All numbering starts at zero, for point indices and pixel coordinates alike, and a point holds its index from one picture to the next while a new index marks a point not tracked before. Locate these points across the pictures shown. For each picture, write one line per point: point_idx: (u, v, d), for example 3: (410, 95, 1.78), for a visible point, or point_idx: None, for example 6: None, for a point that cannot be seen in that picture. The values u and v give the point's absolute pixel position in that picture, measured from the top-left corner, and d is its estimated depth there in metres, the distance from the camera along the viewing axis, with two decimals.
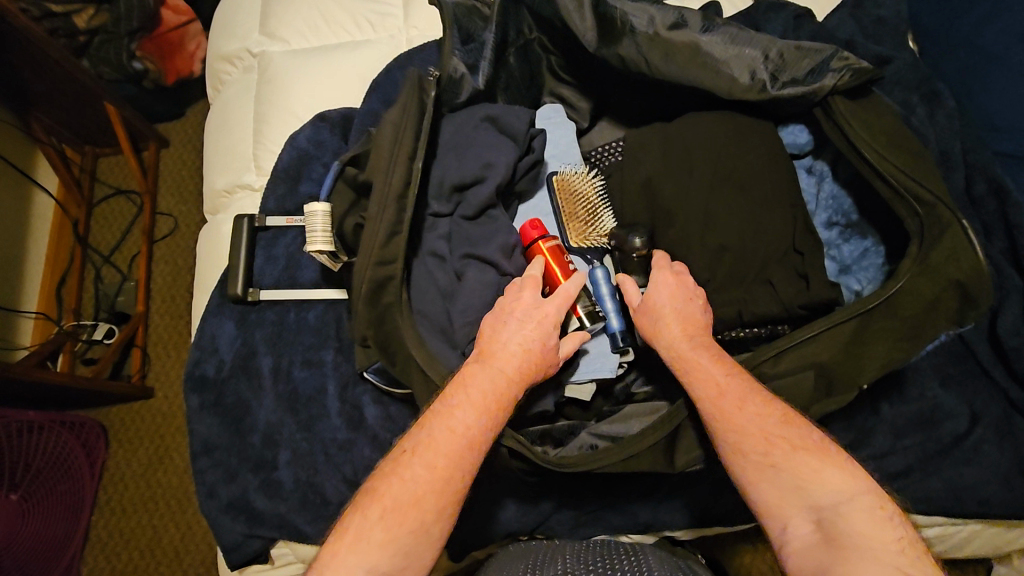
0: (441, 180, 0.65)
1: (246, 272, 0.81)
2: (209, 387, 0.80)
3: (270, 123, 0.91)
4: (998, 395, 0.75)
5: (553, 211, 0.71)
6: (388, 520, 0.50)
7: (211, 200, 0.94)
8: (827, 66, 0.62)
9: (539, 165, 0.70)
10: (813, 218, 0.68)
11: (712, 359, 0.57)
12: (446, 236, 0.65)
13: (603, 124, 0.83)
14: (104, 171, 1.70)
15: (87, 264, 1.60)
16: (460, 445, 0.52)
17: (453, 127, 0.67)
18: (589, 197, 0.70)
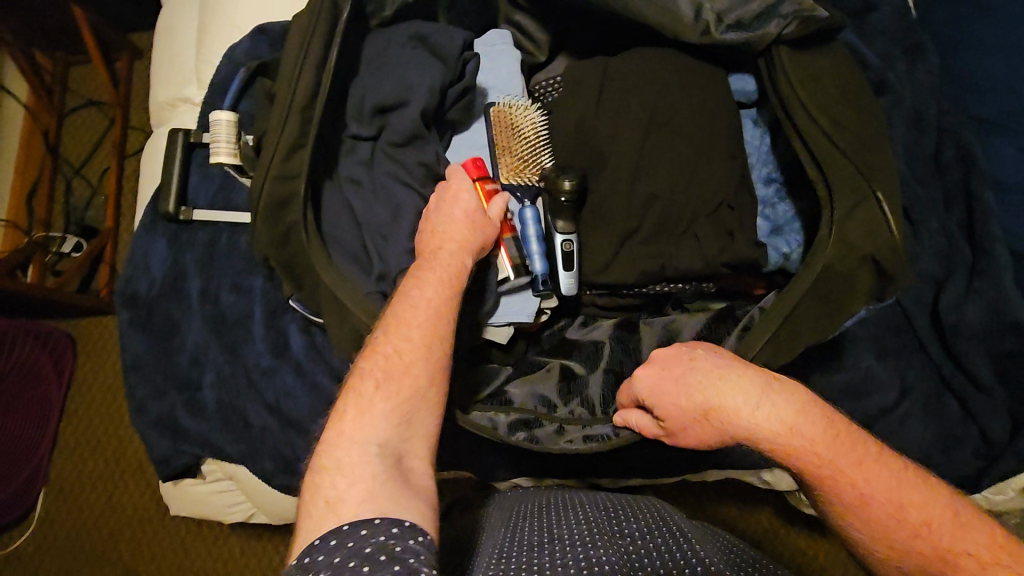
0: (360, 101, 0.60)
1: (179, 190, 0.79)
2: (141, 304, 0.80)
3: (211, 32, 0.86)
4: (933, 371, 0.73)
5: (489, 145, 0.67)
6: (382, 392, 0.47)
7: (154, 114, 0.91)
8: (776, 8, 0.56)
9: (472, 92, 0.65)
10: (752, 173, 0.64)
11: (846, 457, 0.46)
12: (366, 161, 0.62)
13: (561, 59, 0.78)
14: (76, 80, 1.65)
15: (58, 176, 1.59)
16: (432, 312, 0.51)
17: (379, 44, 0.62)
18: (526, 133, 0.67)
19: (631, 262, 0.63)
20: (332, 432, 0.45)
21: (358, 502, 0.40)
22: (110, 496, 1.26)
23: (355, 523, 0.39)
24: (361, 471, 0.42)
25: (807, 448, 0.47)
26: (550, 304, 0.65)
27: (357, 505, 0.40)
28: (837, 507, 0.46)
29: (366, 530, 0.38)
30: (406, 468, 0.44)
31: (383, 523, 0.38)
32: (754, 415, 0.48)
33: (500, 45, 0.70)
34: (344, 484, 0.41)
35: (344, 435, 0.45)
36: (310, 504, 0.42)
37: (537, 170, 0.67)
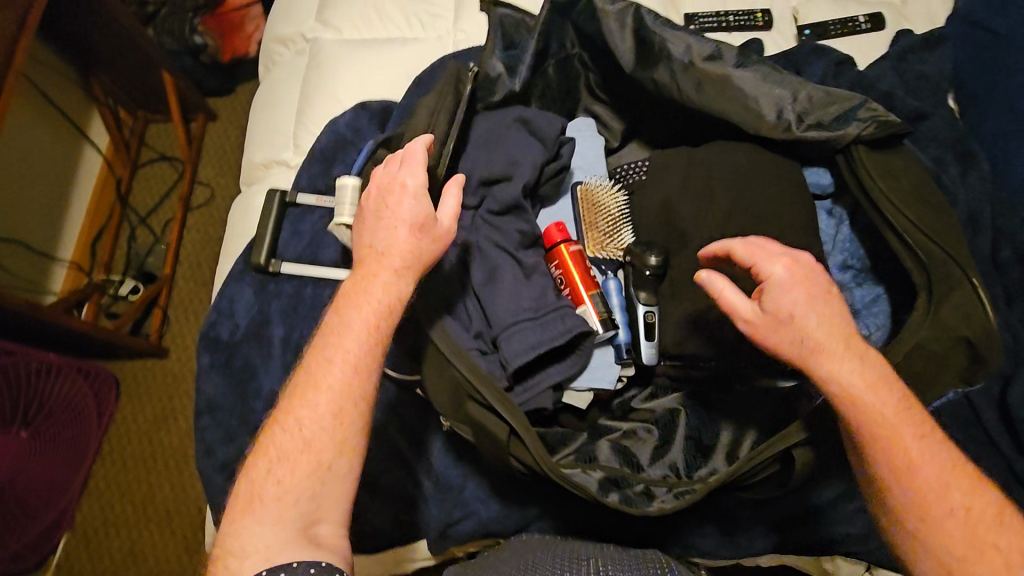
0: (469, 173, 0.66)
1: (271, 243, 0.85)
2: (221, 348, 0.83)
3: (313, 104, 0.94)
4: (1004, 467, 0.72)
5: (574, 218, 0.72)
6: (281, 471, 0.51)
7: (248, 173, 0.98)
8: (852, 114, 0.63)
9: (564, 172, 0.71)
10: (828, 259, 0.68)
11: (910, 427, 0.50)
12: (467, 227, 0.66)
13: (632, 145, 0.85)
14: (152, 136, 1.78)
15: (124, 222, 1.68)
16: (343, 371, 0.53)
17: (486, 125, 0.69)
18: (609, 210, 0.72)
19: (711, 336, 0.66)
20: (235, 503, 0.51)
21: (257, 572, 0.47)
22: (130, 548, 1.26)
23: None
24: (261, 542, 0.49)
25: (881, 408, 0.51)
26: (628, 372, 0.68)
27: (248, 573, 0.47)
28: (882, 461, 0.50)
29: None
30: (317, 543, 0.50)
31: (302, 564, 0.46)
32: (867, 378, 0.51)
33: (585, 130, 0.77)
34: (241, 559, 0.48)
35: (247, 504, 0.51)
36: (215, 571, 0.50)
37: (620, 245, 0.71)
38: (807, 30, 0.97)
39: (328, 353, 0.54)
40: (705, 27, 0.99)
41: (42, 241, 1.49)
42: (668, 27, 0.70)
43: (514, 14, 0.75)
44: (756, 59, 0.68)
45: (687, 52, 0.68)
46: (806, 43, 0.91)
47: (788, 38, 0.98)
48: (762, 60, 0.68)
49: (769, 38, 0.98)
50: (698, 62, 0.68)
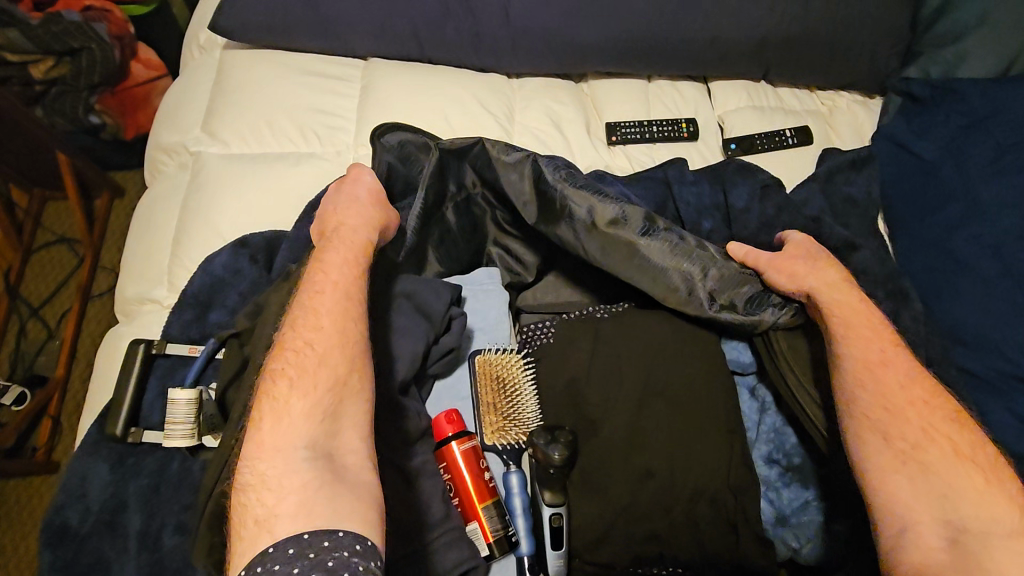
0: None
1: (132, 408, 0.73)
2: (67, 540, 0.70)
3: (192, 234, 0.84)
4: None
5: (471, 397, 0.63)
6: (299, 390, 0.51)
7: (119, 307, 0.86)
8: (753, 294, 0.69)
9: (457, 349, 0.64)
10: (753, 450, 0.67)
11: (875, 335, 0.62)
12: None
13: (549, 278, 0.76)
14: (51, 215, 1.62)
15: (13, 315, 1.49)
16: (337, 297, 0.56)
17: (366, 302, 0.61)
18: (513, 386, 0.63)
19: (625, 546, 0.58)
20: (252, 442, 0.48)
21: (292, 514, 0.44)
22: None
23: (286, 539, 0.43)
24: (292, 478, 0.46)
25: (851, 318, 0.63)
26: None
27: (293, 515, 0.44)
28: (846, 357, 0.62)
29: (330, 541, 0.43)
30: (348, 474, 0.48)
31: (346, 536, 0.43)
32: (840, 294, 0.64)
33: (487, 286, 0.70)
34: (273, 501, 0.45)
35: (268, 436, 0.48)
36: (239, 524, 0.45)
37: (524, 428, 0.62)
38: (733, 143, 0.92)
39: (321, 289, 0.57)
40: (627, 139, 0.93)
41: None
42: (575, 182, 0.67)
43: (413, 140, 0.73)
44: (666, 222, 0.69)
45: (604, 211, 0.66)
46: (731, 161, 0.86)
47: (714, 151, 0.93)
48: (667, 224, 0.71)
49: (694, 150, 0.93)
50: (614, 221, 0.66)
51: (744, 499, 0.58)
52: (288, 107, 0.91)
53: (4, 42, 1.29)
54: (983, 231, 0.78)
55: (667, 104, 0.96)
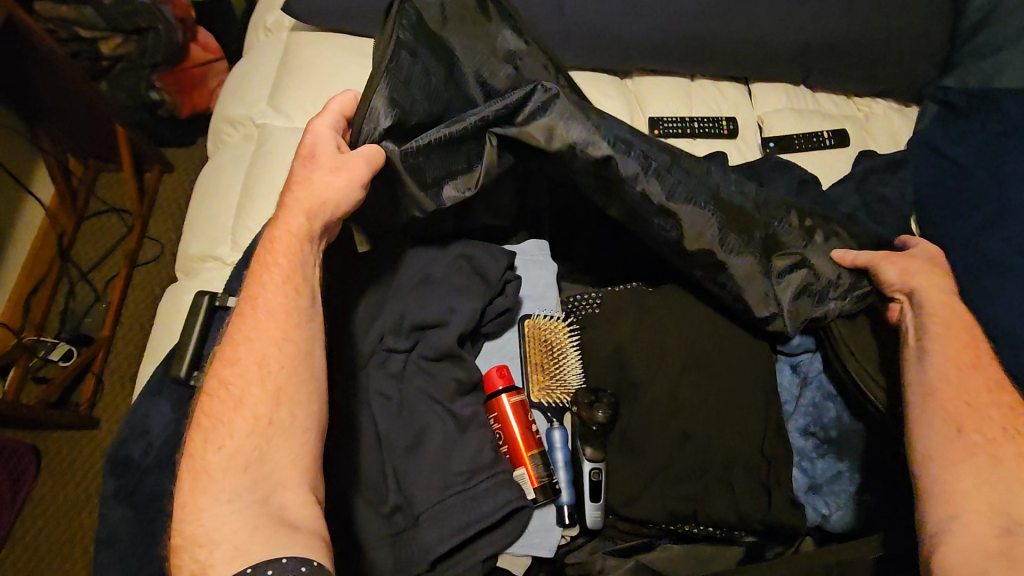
0: (401, 317, 0.65)
1: (196, 353, 0.78)
2: (130, 470, 0.75)
3: (254, 198, 0.89)
4: None
5: (519, 356, 0.69)
6: (222, 439, 0.52)
7: (183, 264, 0.92)
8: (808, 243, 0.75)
9: (509, 312, 0.70)
10: (792, 422, 0.75)
11: (959, 330, 0.66)
12: (395, 376, 0.63)
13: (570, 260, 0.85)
14: (103, 186, 1.70)
15: (64, 278, 1.58)
16: (264, 325, 0.57)
17: (430, 264, 0.68)
18: (557, 348, 0.68)
19: (657, 505, 0.61)
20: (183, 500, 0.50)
21: (224, 559, 0.46)
22: None
23: None
24: (224, 527, 0.48)
25: (938, 313, 0.67)
26: (571, 533, 0.63)
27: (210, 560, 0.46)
28: (930, 346, 0.66)
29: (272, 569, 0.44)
30: (284, 514, 0.49)
31: (290, 562, 0.45)
32: (937, 288, 0.69)
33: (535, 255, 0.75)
34: (205, 554, 0.47)
35: (201, 478, 0.51)
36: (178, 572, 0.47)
37: (566, 388, 0.67)
38: (771, 142, 0.95)
39: (253, 318, 0.57)
40: (669, 133, 0.97)
41: None
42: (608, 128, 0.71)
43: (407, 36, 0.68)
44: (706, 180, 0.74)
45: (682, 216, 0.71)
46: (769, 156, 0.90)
47: (752, 148, 0.97)
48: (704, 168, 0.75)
49: (733, 146, 0.97)
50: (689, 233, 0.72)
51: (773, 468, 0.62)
52: (349, 86, 0.96)
53: (78, 18, 1.36)
54: (1016, 234, 0.81)
55: (708, 102, 1.00)
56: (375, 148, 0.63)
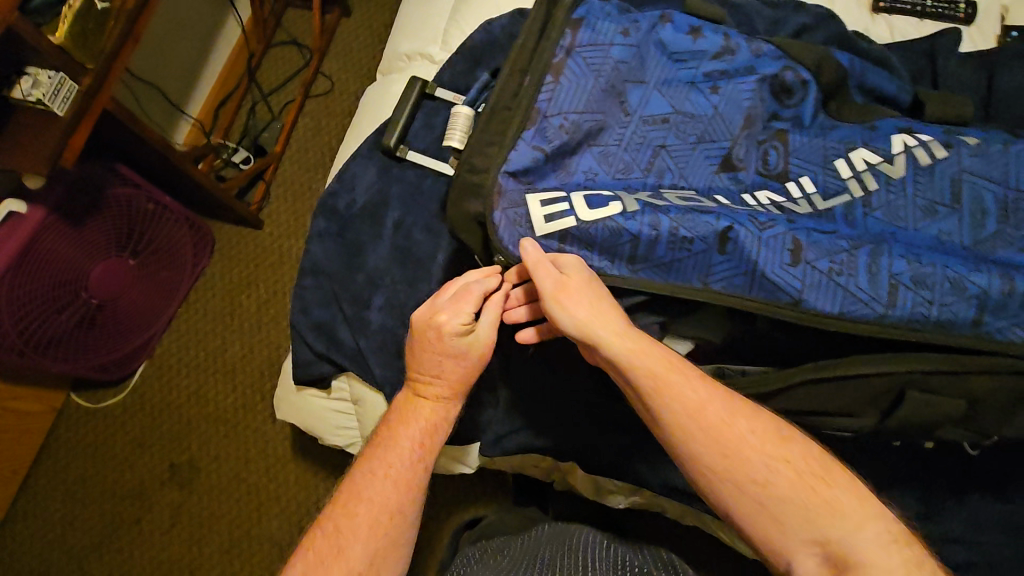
0: (643, 77, 0.78)
1: (403, 129, 0.87)
2: (337, 217, 0.88)
3: (470, 5, 0.94)
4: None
5: (729, 123, 0.76)
6: (348, 513, 0.66)
7: (388, 60, 1.00)
8: (983, 317, 0.66)
9: (758, 84, 0.77)
10: (999, 223, 0.70)
11: None
12: (620, 99, 0.77)
13: (804, 79, 0.78)
14: (287, 19, 1.83)
15: (248, 96, 1.75)
16: (395, 480, 0.67)
17: (685, 47, 0.78)
18: (757, 114, 0.77)
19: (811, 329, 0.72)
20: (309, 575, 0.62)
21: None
22: (197, 391, 1.48)
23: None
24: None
25: None
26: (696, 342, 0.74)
27: None
28: None
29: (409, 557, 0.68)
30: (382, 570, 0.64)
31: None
32: None
33: (771, 67, 0.78)
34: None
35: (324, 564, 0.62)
36: None
37: (765, 167, 0.76)
38: (1013, 32, 0.90)
39: (367, 484, 0.67)
40: (895, 7, 0.92)
41: (175, 94, 1.57)
42: (676, 273, 0.70)
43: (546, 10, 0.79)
44: (815, 291, 0.67)
45: (855, 143, 0.76)
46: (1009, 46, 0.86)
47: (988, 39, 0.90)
48: (821, 247, 0.68)
49: (966, 32, 0.91)
50: (904, 129, 0.76)
51: (961, 288, 0.66)
52: None
53: None
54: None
55: None
56: (528, 138, 0.74)
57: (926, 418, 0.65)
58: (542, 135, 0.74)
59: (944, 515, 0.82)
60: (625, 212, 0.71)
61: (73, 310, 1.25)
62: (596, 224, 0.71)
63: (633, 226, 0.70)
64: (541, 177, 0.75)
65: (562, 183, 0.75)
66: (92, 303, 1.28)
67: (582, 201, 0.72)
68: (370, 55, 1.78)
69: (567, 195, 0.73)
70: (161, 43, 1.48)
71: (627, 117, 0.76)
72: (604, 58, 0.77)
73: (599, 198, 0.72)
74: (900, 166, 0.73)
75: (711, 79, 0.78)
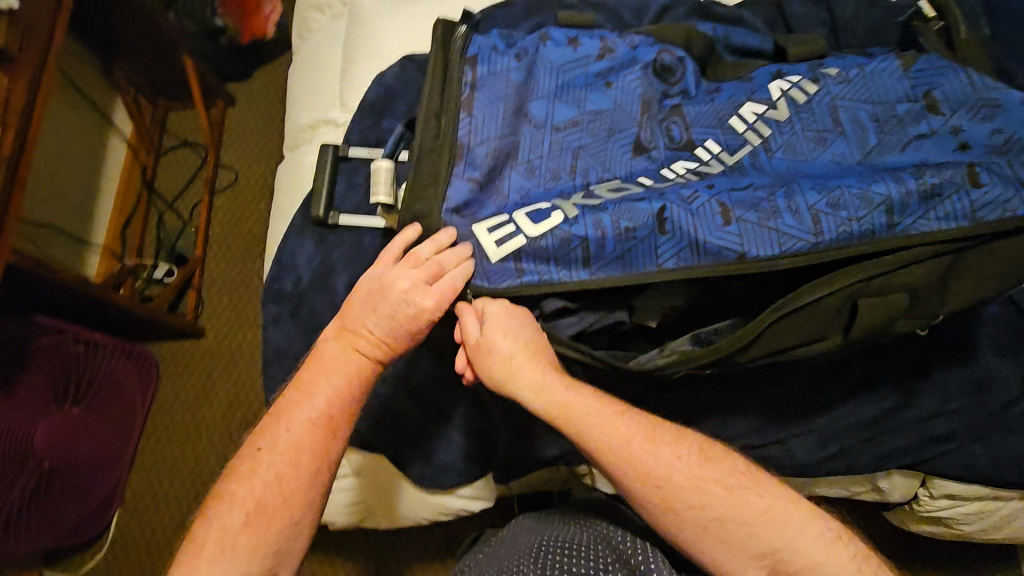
0: (542, 92, 0.83)
1: (328, 196, 0.87)
2: (287, 299, 0.88)
3: (358, 65, 0.98)
4: (978, 367, 0.91)
5: (630, 112, 0.83)
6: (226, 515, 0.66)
7: (294, 135, 1.01)
8: (894, 218, 0.73)
9: (643, 72, 0.85)
10: (881, 134, 0.79)
11: None
12: (528, 118, 0.82)
13: (678, 57, 0.86)
14: (172, 122, 1.79)
15: (152, 208, 1.69)
16: (270, 472, 0.68)
17: (569, 56, 0.85)
18: (652, 98, 0.84)
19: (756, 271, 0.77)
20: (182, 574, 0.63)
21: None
22: (182, 520, 1.39)
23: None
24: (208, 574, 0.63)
25: None
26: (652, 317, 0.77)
27: None
28: None
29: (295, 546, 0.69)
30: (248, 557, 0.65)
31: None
32: None
33: (648, 54, 0.86)
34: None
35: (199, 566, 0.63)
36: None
37: (674, 142, 0.82)
38: None
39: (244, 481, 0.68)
40: None
41: (75, 227, 1.50)
42: (630, 259, 0.74)
43: (435, 55, 0.83)
44: (750, 238, 0.73)
45: (740, 100, 0.84)
46: None
47: None
48: (743, 202, 0.74)
49: None
50: (778, 78, 0.85)
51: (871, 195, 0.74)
52: None
53: None
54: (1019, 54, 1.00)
55: None
56: (458, 177, 0.78)
57: (882, 318, 0.71)
58: (469, 170, 0.79)
59: (918, 397, 0.91)
60: (566, 217, 0.75)
61: (23, 480, 1.15)
62: (543, 235, 0.74)
63: (576, 230, 0.74)
64: (480, 209, 0.78)
65: (501, 207, 0.79)
66: (44, 466, 1.19)
67: (526, 220, 0.76)
68: (269, 136, 1.76)
69: (509, 216, 0.77)
70: (46, 181, 1.40)
71: (539, 131, 0.81)
72: (501, 85, 0.82)
73: (539, 211, 0.76)
74: (784, 110, 0.82)
75: (602, 77, 0.84)
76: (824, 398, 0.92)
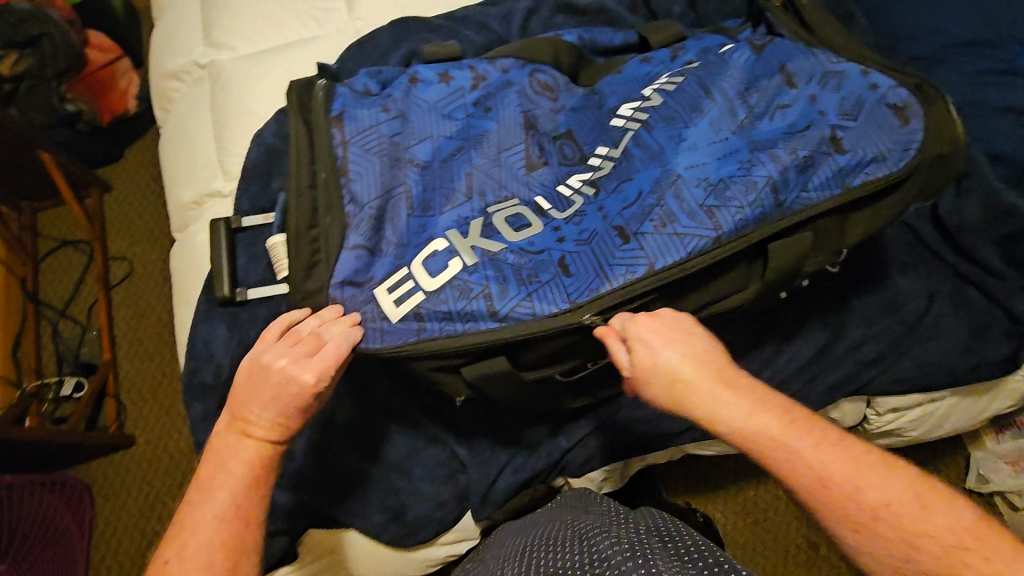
0: (420, 131, 0.82)
1: (230, 274, 0.82)
2: (211, 391, 0.82)
3: (230, 128, 0.92)
4: (887, 288, 0.98)
5: (510, 135, 0.83)
6: None
7: (179, 215, 0.95)
8: (780, 190, 0.77)
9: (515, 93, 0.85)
10: (753, 109, 0.83)
11: None
12: (412, 162, 0.80)
13: (547, 74, 0.88)
14: (44, 224, 1.63)
15: (42, 322, 1.54)
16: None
17: (441, 90, 0.84)
18: (528, 119, 0.84)
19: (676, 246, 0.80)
20: None
21: None
22: None
23: None
24: None
25: None
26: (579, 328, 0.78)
27: None
28: None
29: None
30: None
31: None
32: None
33: (521, 75, 0.87)
34: None
35: None
36: None
37: (560, 156, 0.83)
38: None
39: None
40: None
41: None
42: (536, 290, 0.74)
43: (304, 120, 0.82)
44: (647, 240, 0.75)
45: (615, 105, 0.86)
46: None
47: None
48: (637, 217, 0.77)
49: None
50: (646, 74, 0.89)
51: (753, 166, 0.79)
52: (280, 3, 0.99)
53: None
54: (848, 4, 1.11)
55: None
56: (349, 244, 0.76)
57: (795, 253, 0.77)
58: (361, 230, 0.76)
59: (843, 327, 0.97)
60: (465, 265, 0.75)
61: None
62: (444, 288, 0.74)
63: (476, 281, 0.74)
64: (381, 268, 0.75)
65: (399, 259, 0.76)
66: None
67: (423, 272, 0.74)
68: (158, 219, 1.65)
69: (409, 269, 0.75)
70: None
71: (425, 174, 0.80)
72: (375, 137, 0.80)
73: (437, 260, 0.75)
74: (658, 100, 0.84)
75: (479, 105, 0.84)
76: (761, 350, 0.96)
